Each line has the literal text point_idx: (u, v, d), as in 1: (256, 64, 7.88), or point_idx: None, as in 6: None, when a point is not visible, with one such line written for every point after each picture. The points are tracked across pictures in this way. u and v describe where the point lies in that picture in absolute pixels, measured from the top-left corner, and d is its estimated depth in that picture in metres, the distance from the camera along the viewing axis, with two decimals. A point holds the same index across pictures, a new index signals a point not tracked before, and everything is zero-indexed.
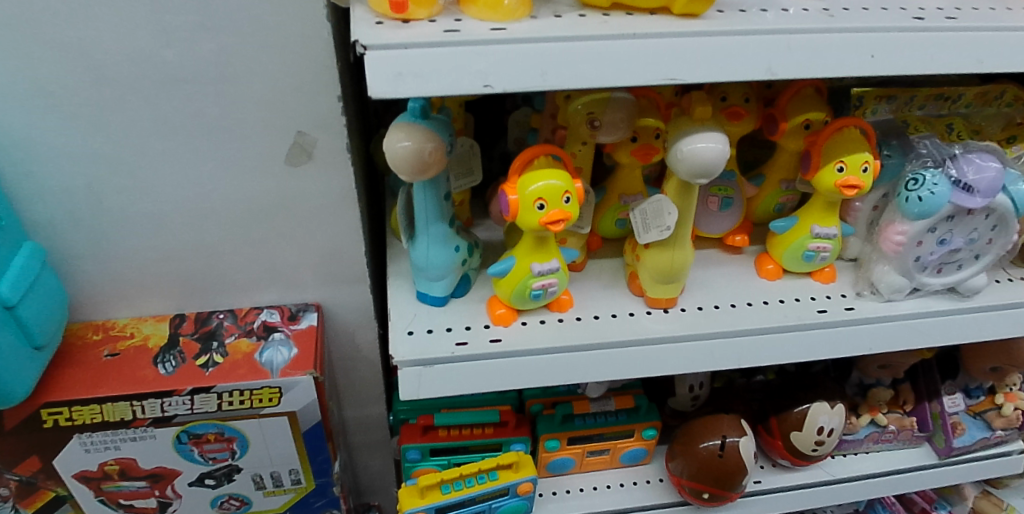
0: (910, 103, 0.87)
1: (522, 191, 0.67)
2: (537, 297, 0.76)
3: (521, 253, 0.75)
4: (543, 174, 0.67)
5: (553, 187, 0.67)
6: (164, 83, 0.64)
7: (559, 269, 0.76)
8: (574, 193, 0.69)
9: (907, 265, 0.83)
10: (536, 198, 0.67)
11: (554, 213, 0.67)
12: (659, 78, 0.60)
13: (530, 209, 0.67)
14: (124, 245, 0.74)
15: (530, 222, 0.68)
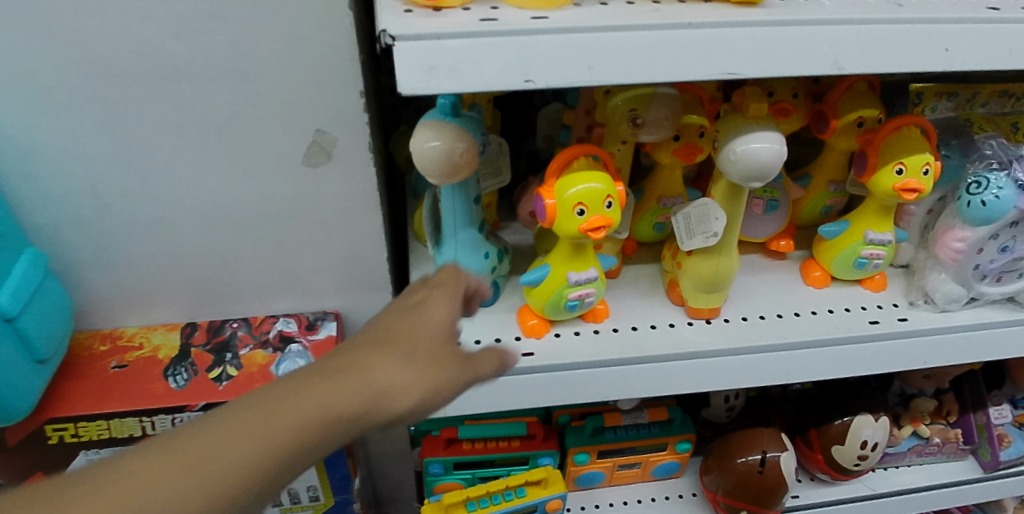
0: (973, 100, 0.81)
1: (560, 194, 0.62)
2: (573, 307, 0.71)
3: (556, 261, 0.70)
4: (584, 176, 0.62)
5: (595, 190, 0.62)
6: (173, 78, 0.59)
7: (597, 278, 0.71)
8: (616, 198, 0.63)
9: (966, 274, 0.77)
10: (577, 202, 0.62)
11: (595, 219, 0.62)
12: (714, 73, 0.54)
13: (569, 215, 0.62)
14: (131, 251, 0.70)
15: (568, 229, 0.63)
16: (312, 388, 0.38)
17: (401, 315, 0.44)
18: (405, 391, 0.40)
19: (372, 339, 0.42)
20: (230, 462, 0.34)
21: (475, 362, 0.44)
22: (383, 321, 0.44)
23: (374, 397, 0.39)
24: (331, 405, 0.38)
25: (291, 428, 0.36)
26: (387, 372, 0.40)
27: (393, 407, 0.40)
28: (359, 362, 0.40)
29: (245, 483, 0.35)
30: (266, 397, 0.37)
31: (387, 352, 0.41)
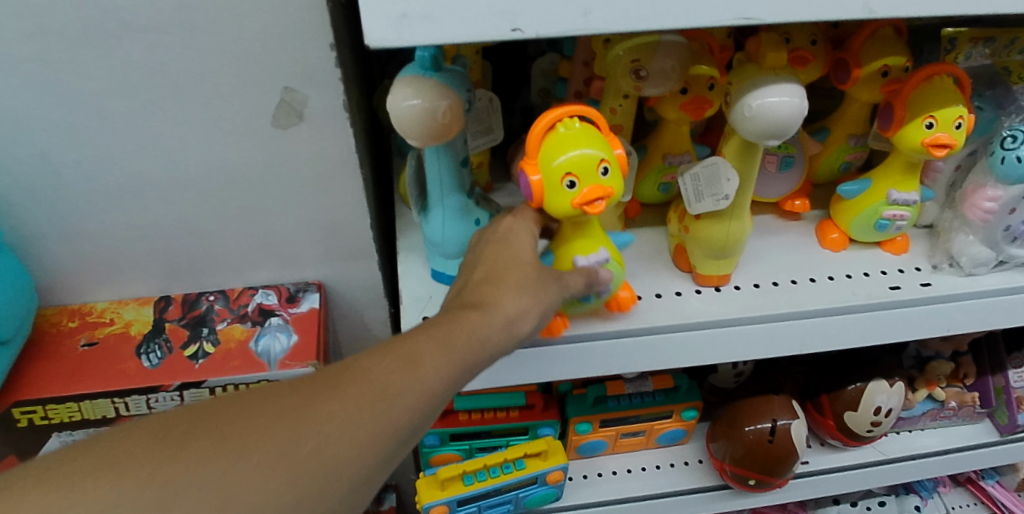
0: (1010, 47, 0.74)
1: (545, 167, 0.55)
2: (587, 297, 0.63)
3: (559, 244, 0.63)
4: (572, 141, 0.54)
5: (584, 158, 0.54)
6: (119, 32, 0.53)
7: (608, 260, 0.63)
8: (612, 164, 0.56)
9: (996, 236, 0.72)
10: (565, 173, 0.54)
11: (586, 191, 0.54)
12: (730, 18, 0.47)
13: (558, 190, 0.55)
14: (92, 222, 0.65)
15: (559, 206, 0.56)
16: (444, 343, 0.45)
17: (519, 252, 0.54)
18: (534, 309, 0.52)
19: (503, 259, 0.53)
20: (399, 402, 0.41)
21: (570, 287, 0.57)
22: (504, 249, 0.54)
23: (521, 320, 0.51)
24: (479, 343, 0.47)
25: (422, 385, 0.43)
26: (518, 303, 0.51)
27: (521, 333, 0.51)
28: (502, 284, 0.52)
29: (406, 420, 0.42)
30: (414, 351, 0.44)
31: (523, 269, 0.53)
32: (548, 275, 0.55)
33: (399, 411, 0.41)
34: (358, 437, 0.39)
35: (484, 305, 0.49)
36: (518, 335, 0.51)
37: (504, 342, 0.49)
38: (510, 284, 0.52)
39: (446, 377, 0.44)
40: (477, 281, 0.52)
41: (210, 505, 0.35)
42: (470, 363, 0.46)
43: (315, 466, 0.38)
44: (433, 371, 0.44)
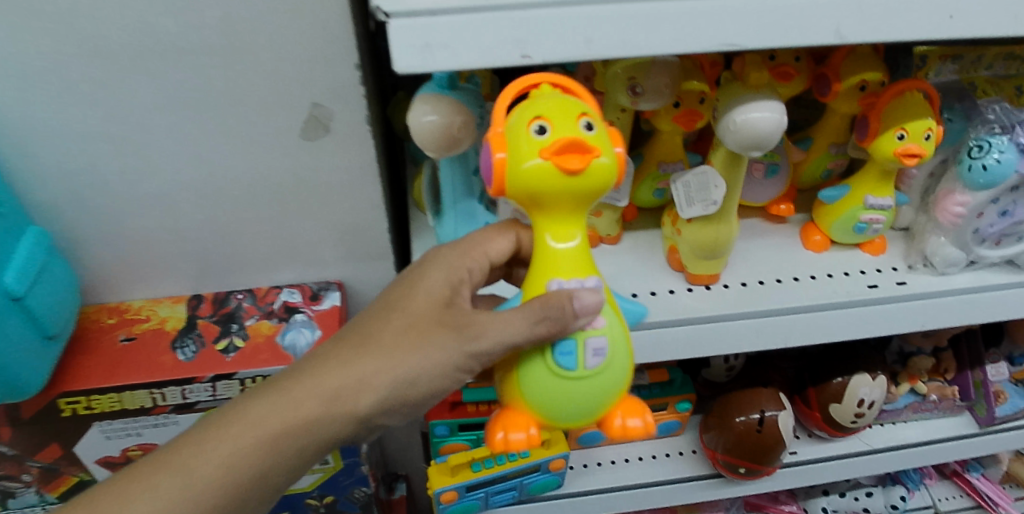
0: (977, 63, 0.80)
1: (511, 129, 0.51)
2: (566, 358, 0.53)
3: (539, 262, 0.55)
4: (543, 97, 0.51)
5: (556, 110, 0.50)
6: (166, 54, 0.59)
7: (604, 327, 0.54)
8: (593, 121, 0.51)
9: (965, 238, 0.77)
10: (535, 127, 0.50)
11: (561, 141, 0.49)
12: (716, 44, 0.53)
13: (527, 150, 0.49)
14: (133, 226, 0.70)
15: (531, 170, 0.49)
16: (304, 396, 0.55)
17: (395, 306, 0.57)
18: (394, 371, 0.55)
19: (381, 314, 0.57)
20: (285, 398, 0.55)
21: (472, 341, 0.53)
22: (392, 297, 0.58)
23: (378, 383, 0.55)
24: (331, 400, 0.55)
25: (305, 386, 0.55)
26: (371, 368, 0.55)
27: (376, 395, 0.55)
28: (361, 346, 0.56)
29: (291, 409, 0.55)
30: (285, 398, 0.55)
31: (389, 329, 0.56)
32: (427, 333, 0.55)
33: (270, 442, 0.55)
34: (240, 443, 0.54)
35: (341, 366, 0.55)
36: (375, 397, 0.55)
37: (357, 401, 0.55)
38: (366, 348, 0.55)
39: (314, 420, 0.55)
40: (350, 334, 0.57)
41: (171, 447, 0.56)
42: (326, 414, 0.55)
43: (206, 482, 0.54)
44: (292, 416, 0.55)
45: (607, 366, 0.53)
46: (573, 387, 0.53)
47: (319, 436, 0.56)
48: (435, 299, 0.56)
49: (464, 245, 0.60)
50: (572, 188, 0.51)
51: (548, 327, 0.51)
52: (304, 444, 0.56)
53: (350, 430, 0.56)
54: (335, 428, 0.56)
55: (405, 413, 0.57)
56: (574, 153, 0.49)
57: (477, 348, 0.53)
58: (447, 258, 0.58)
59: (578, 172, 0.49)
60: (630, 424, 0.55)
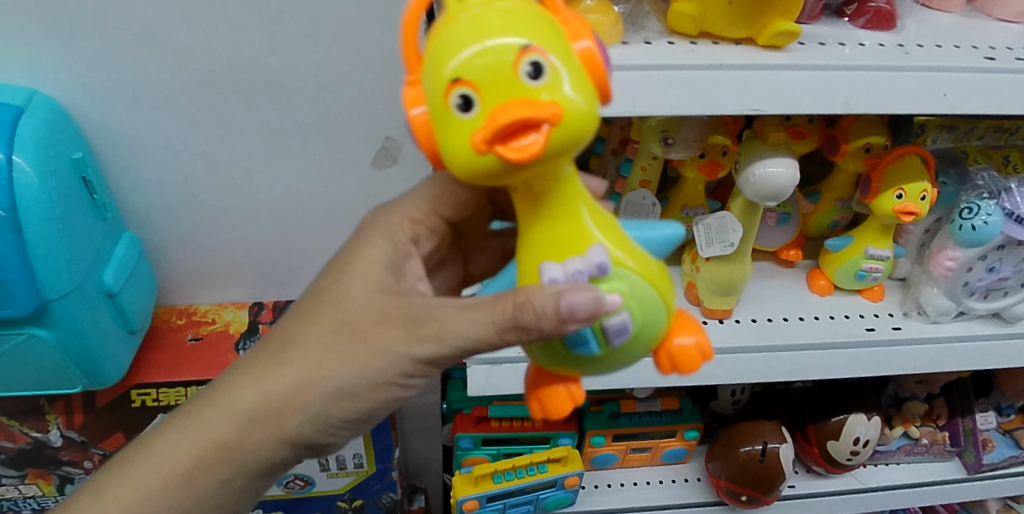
0: (969, 134, 0.90)
1: (431, 104, 0.36)
2: (582, 348, 0.42)
3: (529, 247, 0.42)
4: (463, 36, 0.34)
5: (486, 62, 0.33)
6: (265, 88, 0.69)
7: (623, 300, 0.41)
8: (546, 59, 0.34)
9: (956, 289, 0.85)
10: (458, 99, 0.34)
11: (500, 117, 0.32)
12: (741, 108, 0.62)
13: (455, 136, 0.34)
14: (212, 235, 0.79)
15: (470, 168, 0.34)
16: (232, 409, 0.46)
17: (322, 305, 0.46)
18: (325, 382, 0.45)
19: (308, 313, 0.46)
20: (215, 414, 0.47)
21: (421, 342, 0.43)
22: (321, 291, 0.47)
23: (308, 395, 0.45)
24: (261, 414, 0.46)
25: (230, 399, 0.47)
26: (297, 380, 0.45)
27: (310, 409, 0.46)
28: (286, 355, 0.46)
29: (222, 426, 0.47)
30: (213, 411, 0.47)
31: (315, 334, 0.45)
32: (364, 336, 0.44)
33: (202, 458, 0.47)
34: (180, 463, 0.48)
35: (267, 377, 0.46)
36: (309, 412, 0.46)
37: (289, 416, 0.46)
38: (291, 358, 0.46)
39: (247, 434, 0.47)
40: (278, 337, 0.47)
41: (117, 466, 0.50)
42: (259, 428, 0.47)
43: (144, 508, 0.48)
44: (222, 434, 0.47)
45: (638, 334, 0.43)
46: (600, 362, 0.43)
47: (254, 451, 0.48)
48: (374, 287, 0.45)
49: (408, 212, 0.51)
50: (535, 171, 0.35)
51: (520, 334, 0.40)
52: (239, 460, 0.48)
53: (293, 442, 0.48)
54: (274, 442, 0.47)
55: (350, 423, 0.47)
56: (525, 128, 0.33)
57: (430, 348, 0.43)
58: (387, 237, 0.48)
59: (537, 157, 0.33)
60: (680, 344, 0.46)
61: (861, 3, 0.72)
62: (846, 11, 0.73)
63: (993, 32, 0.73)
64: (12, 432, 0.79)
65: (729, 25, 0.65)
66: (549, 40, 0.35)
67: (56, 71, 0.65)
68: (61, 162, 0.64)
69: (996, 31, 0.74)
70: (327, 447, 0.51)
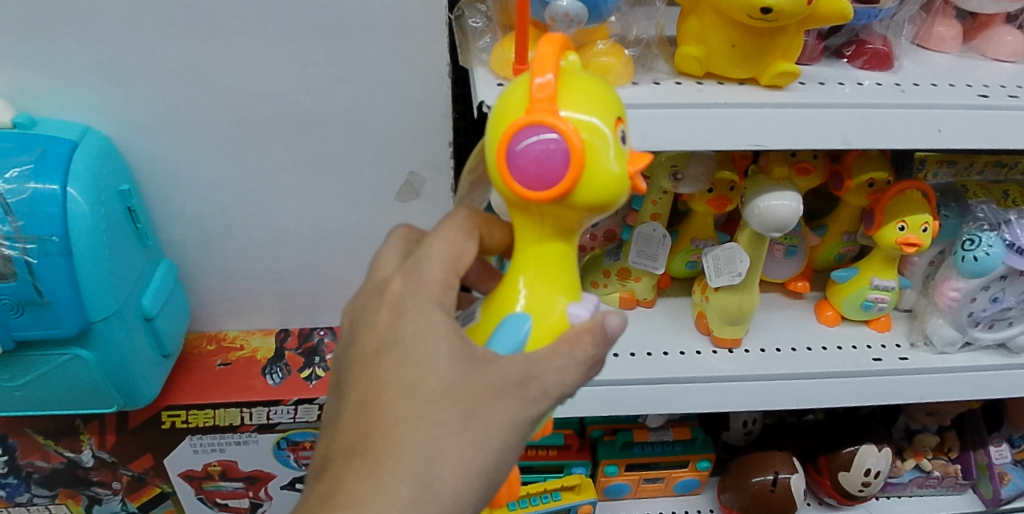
0: (970, 169, 0.93)
1: (590, 138, 0.40)
2: None
3: (543, 285, 0.45)
4: (604, 91, 0.42)
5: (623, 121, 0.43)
6: (299, 125, 0.74)
7: None
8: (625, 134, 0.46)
9: (961, 320, 0.87)
10: (619, 137, 0.41)
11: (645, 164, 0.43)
12: (744, 143, 0.66)
13: (615, 160, 0.41)
14: (244, 265, 0.84)
15: (617, 195, 0.42)
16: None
17: (430, 402, 0.38)
18: (471, 478, 0.39)
19: (422, 415, 0.38)
20: None
21: (535, 404, 0.40)
22: (417, 386, 0.38)
23: (462, 496, 0.38)
24: None
25: None
26: (451, 488, 0.38)
27: (466, 509, 0.39)
28: (426, 470, 0.37)
29: None
30: None
31: (447, 434, 0.38)
32: (490, 415, 0.39)
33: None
34: None
35: (412, 511, 0.37)
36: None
37: None
38: (436, 471, 0.37)
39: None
40: (399, 459, 0.37)
41: None
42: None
43: None
44: None
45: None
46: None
47: None
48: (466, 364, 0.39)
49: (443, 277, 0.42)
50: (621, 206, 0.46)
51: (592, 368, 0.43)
52: None
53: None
54: None
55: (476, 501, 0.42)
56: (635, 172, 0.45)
57: (540, 409, 0.41)
58: (439, 306, 0.41)
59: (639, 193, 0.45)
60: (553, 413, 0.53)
61: (859, 44, 0.76)
62: (845, 52, 0.77)
63: (988, 71, 0.77)
64: (47, 452, 0.82)
65: (733, 67, 0.69)
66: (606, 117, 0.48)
67: (108, 110, 0.70)
68: (110, 193, 0.69)
69: (992, 71, 0.77)
70: None
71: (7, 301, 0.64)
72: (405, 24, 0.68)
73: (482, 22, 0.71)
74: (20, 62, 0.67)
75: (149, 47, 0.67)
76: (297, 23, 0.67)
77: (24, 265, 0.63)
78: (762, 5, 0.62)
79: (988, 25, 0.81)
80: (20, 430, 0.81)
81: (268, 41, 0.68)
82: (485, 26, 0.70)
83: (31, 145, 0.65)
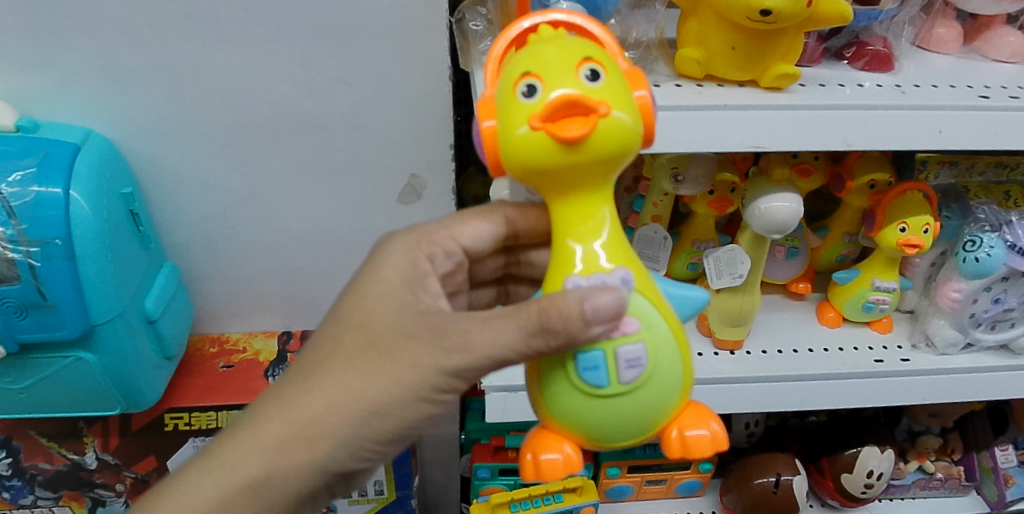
0: (971, 170, 0.93)
1: (501, 110, 0.41)
2: (595, 372, 0.42)
3: (562, 255, 0.44)
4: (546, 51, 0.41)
5: (553, 65, 0.40)
6: (301, 128, 0.74)
7: (641, 329, 0.42)
8: (605, 72, 0.41)
9: (963, 321, 0.87)
10: (517, 94, 0.40)
11: (559, 101, 0.39)
12: (745, 145, 0.66)
13: (516, 118, 0.40)
14: (246, 267, 0.84)
15: (530, 151, 0.40)
16: (255, 442, 0.44)
17: (343, 327, 0.44)
18: (354, 406, 0.42)
19: (335, 336, 0.44)
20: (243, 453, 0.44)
21: (450, 355, 0.41)
22: (344, 314, 0.45)
23: (339, 419, 0.43)
24: (287, 448, 0.43)
25: (261, 433, 0.44)
26: (325, 403, 0.43)
27: (342, 435, 0.43)
28: (313, 381, 0.43)
29: (255, 463, 0.44)
30: (235, 448, 0.44)
31: (342, 355, 0.43)
32: (393, 352, 0.42)
33: (227, 498, 0.44)
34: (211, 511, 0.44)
35: (292, 408, 0.43)
36: (336, 435, 0.43)
37: (324, 444, 0.43)
38: (319, 382, 0.43)
39: (273, 469, 0.43)
40: (302, 364, 0.45)
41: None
42: (284, 461, 0.43)
43: None
44: (246, 474, 0.44)
45: (646, 381, 0.42)
46: (607, 406, 0.42)
47: (283, 488, 0.44)
48: (397, 304, 0.44)
49: (425, 233, 0.51)
50: (585, 158, 0.40)
51: (545, 340, 0.40)
52: (269, 500, 0.44)
53: (323, 472, 0.45)
54: (304, 474, 0.44)
55: (384, 445, 0.45)
56: (579, 114, 0.39)
57: (454, 362, 0.41)
58: (402, 255, 0.48)
59: (585, 137, 0.39)
60: (689, 434, 0.43)
61: (859, 46, 0.76)
62: (845, 54, 0.77)
63: (989, 72, 0.77)
64: (50, 454, 0.83)
65: (733, 69, 0.69)
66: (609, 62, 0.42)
67: (110, 113, 0.71)
68: (113, 196, 0.69)
69: (993, 72, 0.77)
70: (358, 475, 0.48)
71: (12, 304, 0.64)
72: (405, 27, 0.69)
73: (483, 25, 0.71)
74: (23, 67, 0.67)
75: (151, 51, 0.68)
76: (298, 26, 0.68)
77: (28, 269, 0.63)
78: (761, 8, 0.62)
79: (989, 26, 0.82)
80: (23, 432, 0.81)
81: (270, 44, 0.68)
82: (485, 29, 0.71)
83: (34, 149, 0.65)
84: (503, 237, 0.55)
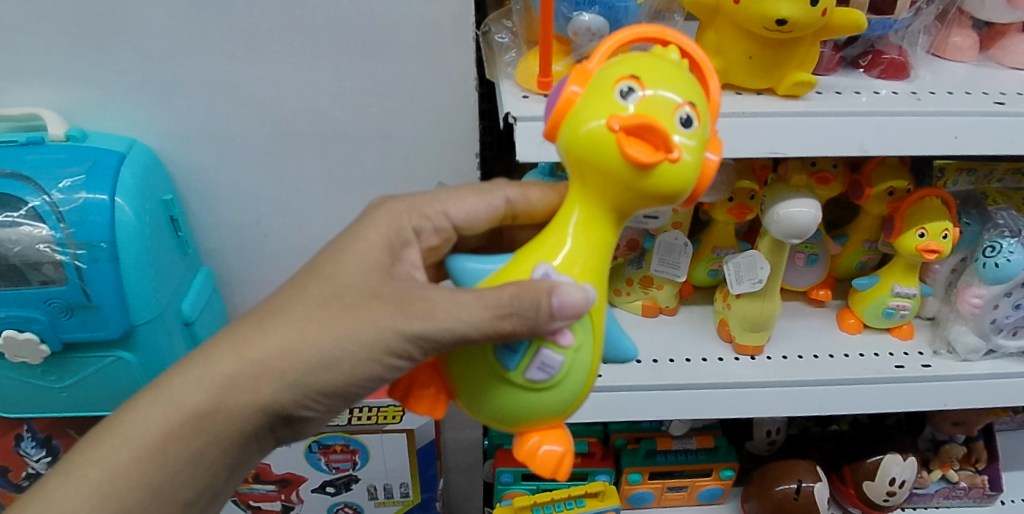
0: (990, 176, 0.93)
1: (592, 89, 0.43)
2: (509, 357, 0.44)
3: (558, 239, 0.46)
4: (665, 71, 0.43)
5: (659, 90, 0.42)
6: (334, 138, 0.77)
7: (568, 343, 0.44)
8: (698, 122, 0.42)
9: (984, 327, 0.87)
10: (615, 88, 0.42)
11: (640, 124, 0.40)
12: (763, 150, 0.68)
13: (599, 104, 0.42)
14: (278, 272, 0.87)
15: (590, 143, 0.42)
16: (206, 376, 0.45)
17: (309, 276, 0.46)
18: (307, 350, 0.44)
19: (300, 284, 0.46)
20: (189, 388, 0.45)
21: (411, 319, 0.42)
22: (315, 269, 0.47)
23: (288, 362, 0.44)
24: (236, 382, 0.44)
25: (210, 368, 0.45)
26: (274, 343, 0.44)
27: (288, 378, 0.44)
28: (270, 320, 0.45)
29: (197, 397, 0.45)
30: (185, 379, 0.45)
31: (301, 301, 0.45)
32: (355, 308, 0.44)
33: (173, 431, 0.45)
34: (150, 439, 0.45)
35: (246, 347, 0.44)
36: (282, 376, 0.44)
37: (266, 382, 0.44)
38: (272, 323, 0.45)
39: (218, 405, 0.45)
40: (259, 308, 0.46)
41: (75, 450, 0.46)
42: (232, 397, 0.45)
43: (96, 487, 0.44)
44: (191, 406, 0.45)
45: (548, 388, 0.44)
46: (504, 389, 0.45)
47: (226, 423, 0.45)
48: (368, 266, 0.46)
49: (418, 205, 0.53)
50: (629, 181, 0.42)
51: (515, 325, 0.41)
52: (209, 433, 0.45)
53: (269, 414, 0.46)
54: (248, 412, 0.45)
55: (327, 397, 0.46)
56: (646, 143, 0.41)
57: (417, 329, 0.42)
58: (390, 220, 0.50)
59: (640, 165, 0.41)
60: (544, 447, 0.46)
61: (875, 55, 0.77)
62: (861, 62, 0.79)
63: (1006, 80, 0.78)
64: None
65: (751, 77, 0.71)
66: (706, 116, 0.43)
67: (152, 124, 0.74)
68: (154, 202, 0.72)
69: (1009, 79, 0.78)
70: (301, 426, 0.49)
71: (58, 304, 0.67)
72: (434, 40, 0.71)
73: (508, 38, 0.74)
74: (73, 81, 0.71)
75: (192, 64, 0.71)
76: (333, 39, 0.71)
77: (74, 270, 0.66)
78: (777, 17, 0.64)
79: (1003, 34, 0.83)
80: (63, 432, 0.85)
81: (307, 58, 0.72)
82: (511, 42, 0.73)
83: (82, 157, 0.68)
84: (500, 217, 0.57)
